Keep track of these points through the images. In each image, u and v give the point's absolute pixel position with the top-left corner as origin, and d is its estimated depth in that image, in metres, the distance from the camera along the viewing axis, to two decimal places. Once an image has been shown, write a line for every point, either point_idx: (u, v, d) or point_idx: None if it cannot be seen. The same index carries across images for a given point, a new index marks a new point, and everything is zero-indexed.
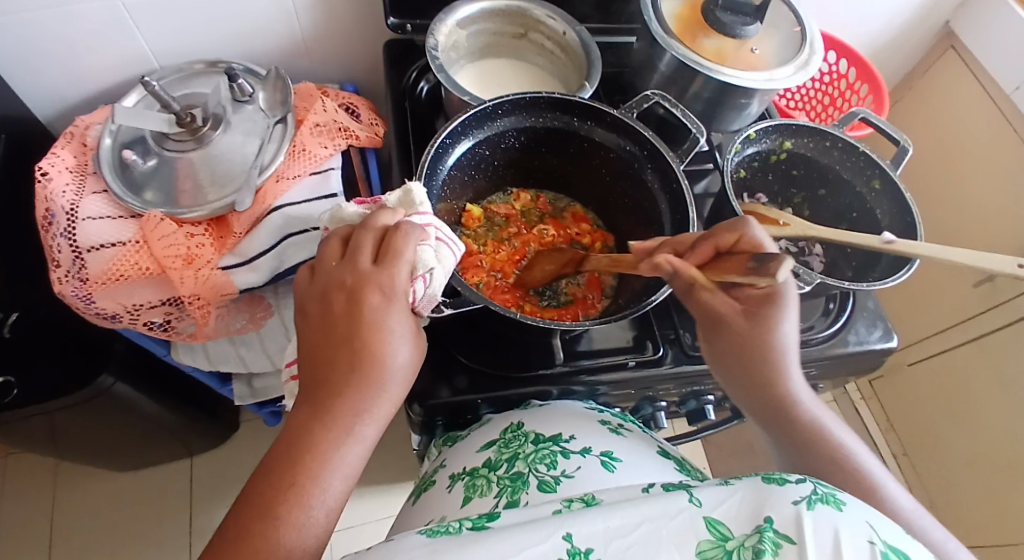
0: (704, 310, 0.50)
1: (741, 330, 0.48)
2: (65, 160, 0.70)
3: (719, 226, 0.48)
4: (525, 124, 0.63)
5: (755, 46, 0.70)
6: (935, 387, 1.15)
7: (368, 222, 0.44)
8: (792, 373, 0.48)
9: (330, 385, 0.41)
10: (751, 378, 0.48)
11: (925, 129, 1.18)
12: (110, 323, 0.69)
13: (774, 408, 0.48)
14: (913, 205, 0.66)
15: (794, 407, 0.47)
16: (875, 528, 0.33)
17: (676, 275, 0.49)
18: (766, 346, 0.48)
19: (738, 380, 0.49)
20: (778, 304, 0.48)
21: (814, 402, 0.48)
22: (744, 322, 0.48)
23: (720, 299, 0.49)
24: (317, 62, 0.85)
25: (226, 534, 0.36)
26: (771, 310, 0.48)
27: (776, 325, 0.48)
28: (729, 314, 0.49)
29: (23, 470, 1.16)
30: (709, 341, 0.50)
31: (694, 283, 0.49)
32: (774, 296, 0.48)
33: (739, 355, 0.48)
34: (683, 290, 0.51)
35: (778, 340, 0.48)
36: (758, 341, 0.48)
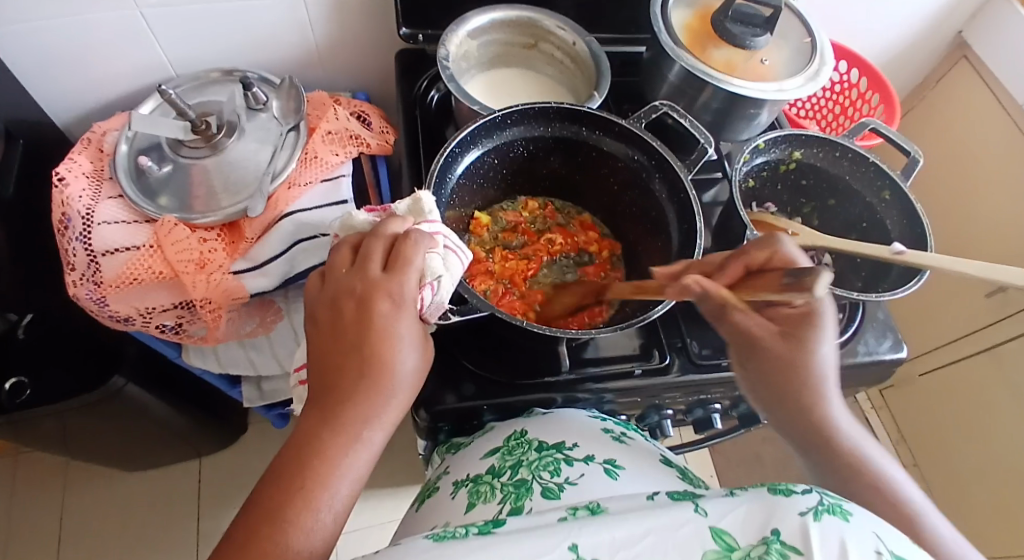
0: (740, 332, 0.47)
1: (781, 353, 0.46)
2: (82, 166, 0.71)
3: (752, 244, 0.47)
4: (534, 134, 0.64)
5: (764, 57, 0.71)
6: (947, 398, 1.13)
7: (378, 230, 0.45)
8: (830, 394, 0.47)
9: (339, 391, 0.41)
10: (783, 398, 0.47)
11: (937, 139, 1.17)
12: (123, 325, 0.70)
13: (806, 430, 0.46)
14: (923, 215, 0.66)
15: (830, 430, 0.46)
16: (883, 539, 0.33)
17: (707, 297, 0.46)
18: (803, 366, 0.46)
19: (770, 400, 0.48)
20: (818, 324, 0.46)
21: (850, 423, 0.47)
22: (782, 344, 0.47)
23: (756, 321, 0.47)
24: (329, 70, 0.86)
25: (234, 539, 0.36)
26: (809, 330, 0.46)
27: (815, 345, 0.46)
28: (765, 336, 0.47)
29: (34, 470, 1.17)
30: (743, 364, 0.48)
31: (727, 303, 0.46)
32: (814, 314, 0.46)
33: (772, 375, 0.47)
34: (713, 313, 0.47)
35: (816, 359, 0.46)
36: (795, 362, 0.46)
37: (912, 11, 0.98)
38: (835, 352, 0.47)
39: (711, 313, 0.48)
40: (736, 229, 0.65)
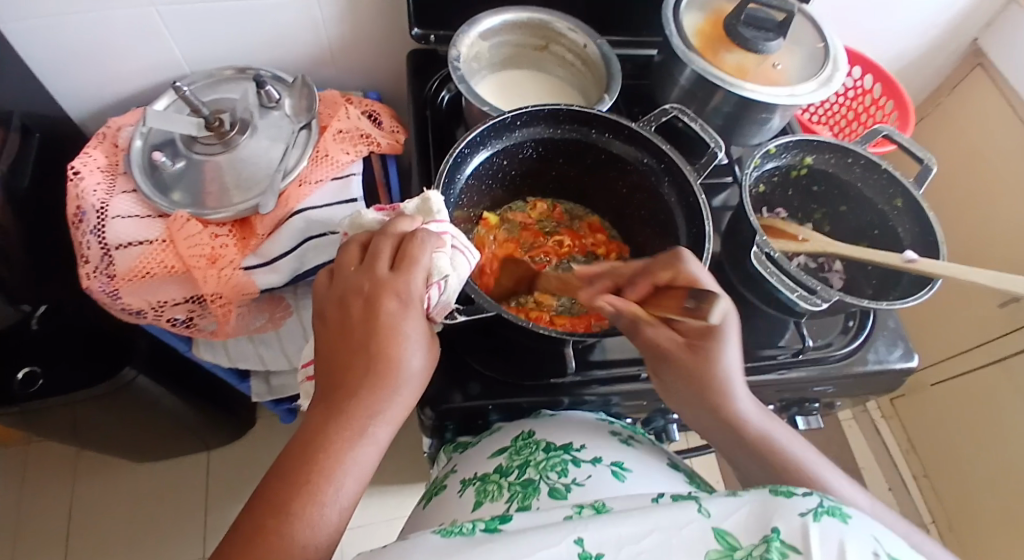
0: (648, 346, 0.49)
1: (684, 364, 0.47)
2: (97, 160, 0.72)
3: (658, 262, 0.50)
4: (543, 136, 0.64)
5: (777, 61, 0.70)
6: (957, 408, 1.12)
7: (387, 230, 0.46)
8: (741, 399, 0.47)
9: (345, 387, 0.41)
10: (702, 408, 0.47)
11: (952, 147, 1.16)
12: (135, 318, 0.71)
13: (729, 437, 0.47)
14: (935, 223, 0.65)
15: (747, 434, 0.46)
16: (880, 542, 0.33)
17: (620, 314, 0.50)
18: (711, 375, 0.47)
19: (691, 410, 0.48)
20: (716, 336, 0.47)
21: (760, 416, 0.47)
22: (687, 355, 0.48)
23: (661, 335, 0.49)
24: (342, 70, 0.87)
25: (241, 530, 0.36)
26: (710, 341, 0.47)
27: (718, 354, 0.47)
28: (672, 348, 0.48)
29: (45, 459, 1.19)
30: (658, 380, 0.50)
31: (638, 318, 0.50)
32: (712, 328, 0.47)
33: (684, 386, 0.48)
34: (627, 329, 0.51)
35: (721, 369, 0.47)
36: (701, 370, 0.47)
37: (927, 18, 0.97)
38: (739, 356, 0.48)
39: (625, 329, 0.51)
40: (744, 234, 0.64)
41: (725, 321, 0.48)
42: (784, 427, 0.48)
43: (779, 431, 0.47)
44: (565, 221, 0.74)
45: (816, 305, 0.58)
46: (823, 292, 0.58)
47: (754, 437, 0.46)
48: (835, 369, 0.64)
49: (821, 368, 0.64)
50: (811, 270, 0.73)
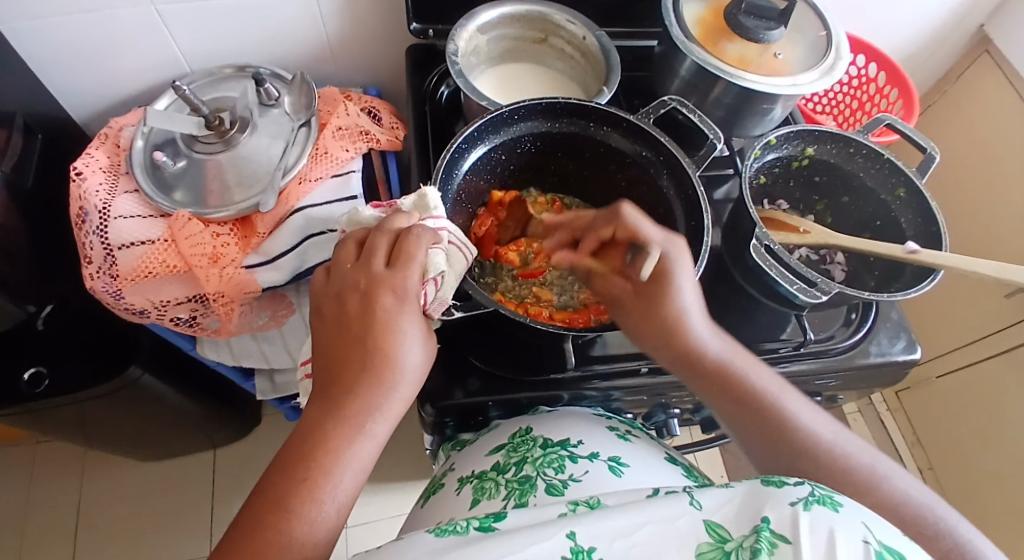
0: (604, 293, 0.55)
1: (635, 307, 0.52)
2: (98, 161, 0.73)
3: (600, 219, 0.55)
4: (541, 129, 0.64)
5: (779, 51, 0.69)
6: (962, 400, 1.11)
7: (383, 226, 0.46)
8: (700, 333, 0.50)
9: (342, 383, 0.41)
10: (665, 346, 0.50)
11: (958, 135, 1.15)
12: (138, 317, 0.72)
13: (695, 372, 0.50)
14: (938, 214, 0.64)
15: (710, 365, 0.49)
16: (871, 529, 0.34)
17: (576, 266, 0.56)
18: (666, 315, 0.50)
19: (657, 351, 0.51)
20: (667, 276, 0.50)
21: (723, 347, 0.50)
22: (639, 297, 0.52)
23: (614, 284, 0.54)
24: (342, 66, 0.87)
25: (240, 528, 0.36)
26: (661, 283, 0.50)
27: (672, 294, 0.50)
28: (625, 295, 0.52)
29: (55, 456, 1.21)
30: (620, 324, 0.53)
31: (592, 271, 0.55)
32: (660, 269, 0.50)
33: (645, 328, 0.51)
34: (585, 280, 0.56)
35: (676, 309, 0.50)
36: (656, 311, 0.50)
37: (932, 4, 0.96)
38: (694, 293, 0.51)
39: (584, 280, 0.57)
40: (744, 227, 0.64)
41: (673, 260, 0.51)
42: (742, 353, 0.51)
43: (739, 357, 0.50)
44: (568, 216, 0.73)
45: (816, 298, 0.57)
46: (823, 284, 0.57)
47: (716, 368, 0.49)
48: (837, 363, 0.64)
49: (823, 362, 0.64)
50: (812, 262, 0.72)
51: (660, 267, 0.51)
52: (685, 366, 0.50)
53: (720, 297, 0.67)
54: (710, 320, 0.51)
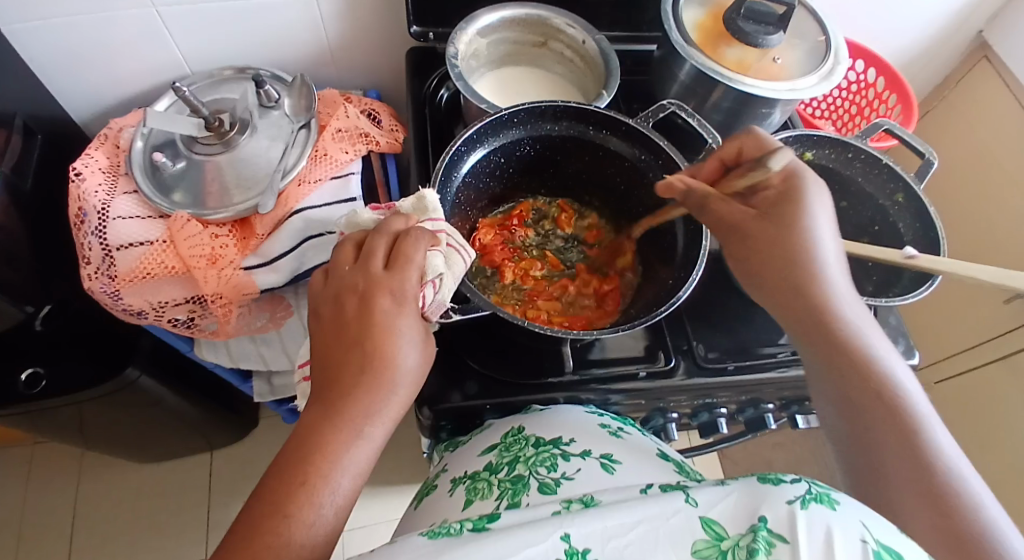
0: (719, 218, 0.51)
1: (760, 230, 0.48)
2: (98, 162, 0.73)
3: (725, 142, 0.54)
4: (540, 133, 0.64)
5: (778, 56, 0.69)
6: (960, 405, 1.11)
7: (381, 228, 0.46)
8: (826, 269, 0.47)
9: (340, 385, 0.41)
10: (786, 273, 0.47)
11: (957, 141, 1.15)
12: (137, 318, 0.71)
13: (810, 309, 0.46)
14: (937, 220, 0.65)
15: (829, 306, 0.46)
16: (869, 527, 0.34)
17: (692, 192, 0.52)
18: (795, 240, 0.47)
19: (769, 279, 0.48)
20: (800, 201, 0.48)
21: (850, 300, 0.47)
22: (765, 223, 0.48)
23: (735, 207, 0.50)
24: (342, 69, 0.87)
25: (239, 530, 0.36)
26: (792, 206, 0.48)
27: (802, 223, 0.47)
28: (746, 221, 0.49)
29: (51, 457, 1.20)
30: (732, 248, 0.50)
31: (710, 195, 0.51)
32: (792, 191, 0.48)
33: (763, 253, 0.48)
34: (697, 206, 0.52)
35: (806, 236, 0.47)
36: (783, 235, 0.47)
37: (932, 10, 0.96)
38: (832, 230, 0.48)
39: (695, 208, 0.52)
40: None
41: (810, 188, 0.48)
42: (862, 307, 0.47)
43: (857, 308, 0.47)
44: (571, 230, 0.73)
45: None
46: None
47: (832, 312, 0.46)
48: None
49: None
50: None
51: (795, 188, 0.48)
52: (797, 299, 0.47)
53: (718, 302, 0.68)
54: (842, 266, 0.48)
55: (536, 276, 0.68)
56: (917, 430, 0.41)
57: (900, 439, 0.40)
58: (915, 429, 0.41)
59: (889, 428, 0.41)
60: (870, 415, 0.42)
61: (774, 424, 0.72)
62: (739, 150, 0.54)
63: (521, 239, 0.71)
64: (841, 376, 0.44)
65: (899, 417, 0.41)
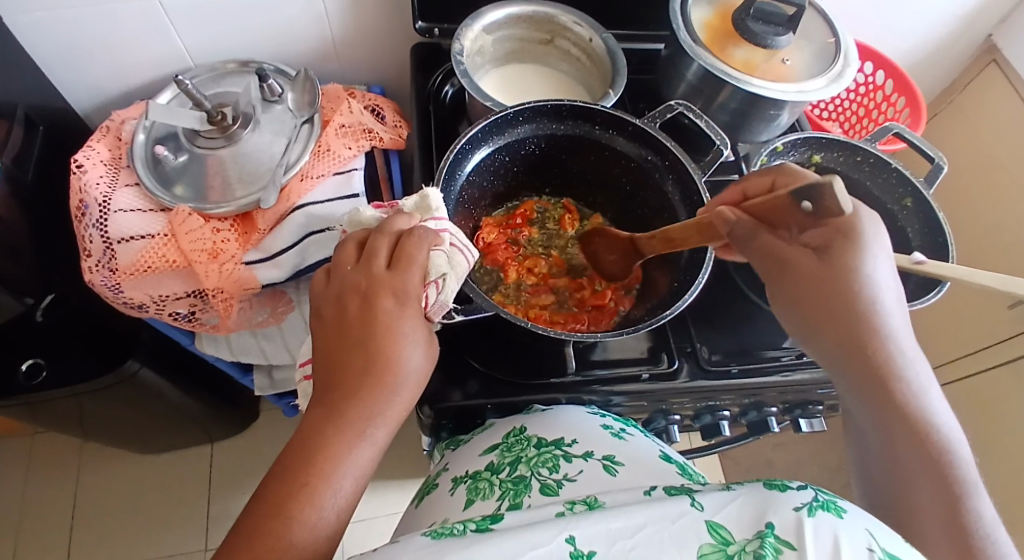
0: (768, 252, 0.45)
1: (814, 274, 0.43)
2: (99, 153, 0.73)
3: (750, 174, 0.50)
4: (546, 131, 0.63)
5: (786, 57, 0.69)
6: (962, 409, 1.10)
7: (384, 227, 0.45)
8: (886, 317, 0.42)
9: (343, 386, 0.41)
10: (838, 322, 0.43)
11: (965, 145, 1.14)
12: (137, 312, 0.71)
13: (863, 361, 0.42)
14: (945, 225, 0.64)
15: (891, 360, 0.42)
16: (875, 536, 0.34)
17: (737, 224, 0.46)
18: (851, 287, 0.42)
19: (818, 324, 0.44)
20: (858, 241, 0.42)
21: (912, 349, 0.43)
22: (817, 263, 0.43)
23: (787, 244, 0.45)
24: (346, 64, 0.86)
25: (239, 531, 0.36)
26: (847, 246, 0.42)
27: (859, 266, 0.42)
28: (796, 257, 0.44)
29: (51, 448, 1.20)
30: (777, 288, 0.45)
31: (758, 227, 0.45)
32: (848, 229, 0.42)
33: (813, 299, 0.43)
34: (743, 239, 0.46)
35: (863, 280, 0.42)
36: (839, 280, 0.42)
37: (941, 12, 0.95)
38: (888, 270, 0.43)
39: (739, 240, 0.46)
40: None
41: (867, 224, 0.43)
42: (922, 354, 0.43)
43: (915, 354, 0.42)
44: (575, 229, 0.72)
45: None
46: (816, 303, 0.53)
47: (893, 365, 0.42)
48: None
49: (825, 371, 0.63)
50: None
51: (852, 226, 0.42)
52: (849, 350, 0.43)
53: (722, 305, 0.68)
54: (901, 310, 0.43)
55: (539, 275, 0.68)
56: (965, 494, 0.39)
57: (946, 504, 0.39)
58: (964, 493, 0.39)
59: (935, 491, 0.40)
60: (917, 476, 0.40)
61: (777, 428, 0.72)
62: (770, 183, 0.48)
63: (525, 238, 0.70)
64: (891, 434, 0.41)
65: (949, 481, 0.40)
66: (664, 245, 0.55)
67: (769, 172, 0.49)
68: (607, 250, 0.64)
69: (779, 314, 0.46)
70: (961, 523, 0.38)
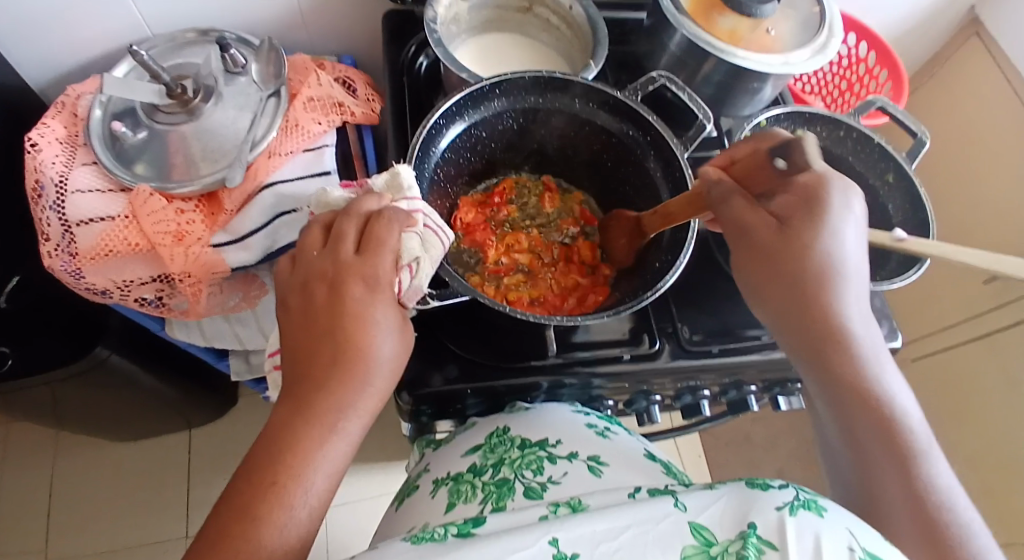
0: (735, 219, 0.45)
1: (773, 246, 0.43)
2: (55, 131, 0.68)
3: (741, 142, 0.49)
4: (523, 106, 0.61)
5: (772, 26, 0.66)
6: (937, 381, 1.12)
7: (351, 209, 0.43)
8: (843, 294, 0.43)
9: (312, 378, 0.39)
10: (789, 292, 0.43)
11: (945, 119, 1.14)
12: (101, 297, 0.68)
13: (808, 331, 0.43)
14: (927, 202, 0.63)
15: (844, 336, 0.42)
16: (855, 535, 0.34)
17: (715, 185, 0.47)
18: (806, 259, 0.42)
19: (768, 297, 0.44)
20: (821, 212, 0.42)
21: (865, 325, 0.43)
22: (773, 233, 0.43)
23: (754, 210, 0.45)
24: (314, 34, 0.82)
25: (207, 536, 0.34)
26: (811, 219, 0.42)
27: (818, 242, 0.42)
28: (758, 226, 0.44)
29: (25, 437, 1.17)
30: (739, 262, 0.46)
31: (736, 190, 0.45)
32: (815, 199, 0.43)
33: (772, 268, 0.43)
34: (717, 201, 0.46)
35: (819, 251, 0.42)
36: (794, 253, 0.42)
37: None
38: (851, 238, 0.43)
39: (713, 202, 0.47)
40: None
41: (837, 195, 0.43)
42: (874, 329, 0.44)
43: (866, 330, 0.43)
44: (555, 207, 0.70)
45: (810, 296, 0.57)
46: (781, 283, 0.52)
47: (849, 343, 0.42)
48: None
49: None
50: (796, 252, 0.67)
51: (819, 191, 0.43)
52: (799, 327, 0.43)
53: (704, 284, 0.67)
54: (858, 282, 0.44)
55: (520, 251, 0.67)
56: (916, 455, 0.40)
57: (898, 465, 0.40)
58: (914, 455, 0.40)
59: (891, 465, 0.40)
60: (872, 449, 0.40)
61: (756, 405, 0.72)
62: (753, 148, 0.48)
63: (506, 216, 0.69)
64: (842, 411, 0.42)
65: (902, 452, 0.40)
66: (662, 220, 0.54)
67: (752, 141, 0.49)
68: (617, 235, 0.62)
69: (737, 281, 0.47)
70: (914, 493, 0.39)
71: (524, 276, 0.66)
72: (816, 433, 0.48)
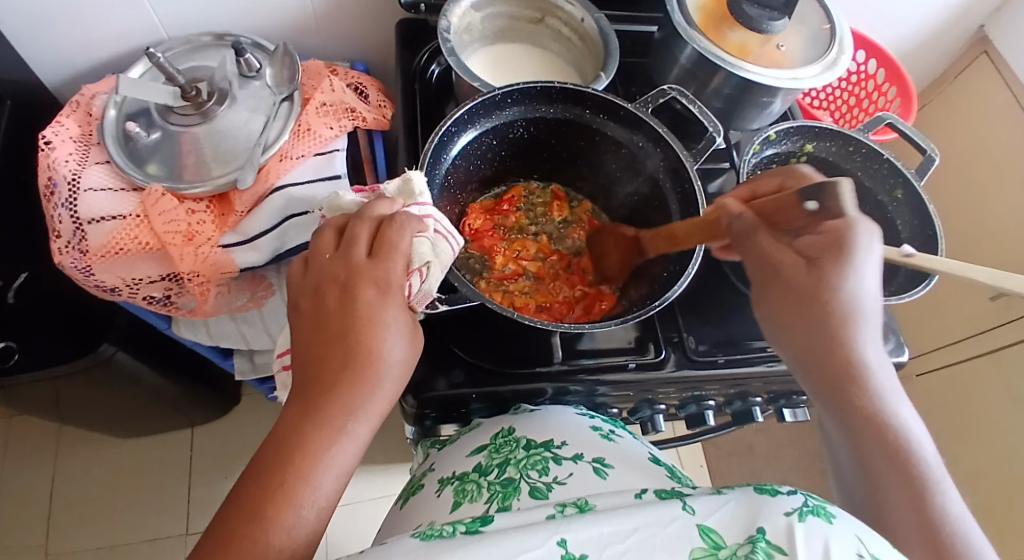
0: (760, 252, 0.46)
1: (800, 275, 0.44)
2: (69, 129, 0.69)
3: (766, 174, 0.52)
4: (534, 115, 0.61)
5: (781, 42, 0.67)
6: (943, 399, 1.11)
7: (364, 213, 0.43)
8: (861, 328, 0.43)
9: (322, 382, 0.39)
10: (809, 325, 0.43)
11: (953, 136, 1.14)
12: (110, 295, 0.68)
13: (824, 365, 0.43)
14: (935, 217, 0.64)
15: (861, 369, 0.42)
16: (864, 542, 0.34)
17: (738, 218, 0.48)
18: (830, 298, 0.42)
19: (785, 326, 0.44)
20: (847, 252, 0.43)
21: (880, 359, 0.43)
22: (806, 273, 0.44)
23: (783, 247, 0.45)
24: (327, 39, 0.83)
25: (215, 534, 0.34)
26: (838, 260, 0.43)
27: (842, 281, 0.42)
28: (787, 264, 0.45)
29: (26, 434, 1.17)
30: (761, 292, 0.46)
31: (758, 226, 0.47)
32: (844, 239, 0.43)
33: (795, 303, 0.44)
34: (742, 235, 0.48)
35: (846, 293, 0.43)
36: (821, 290, 0.43)
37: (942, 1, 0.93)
38: (873, 274, 0.43)
39: (737, 237, 0.48)
40: None
41: (862, 237, 0.43)
42: (889, 364, 0.44)
43: (881, 364, 0.43)
44: (563, 216, 0.71)
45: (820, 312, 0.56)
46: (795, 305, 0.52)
47: (864, 376, 0.42)
48: None
49: None
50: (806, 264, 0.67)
51: (847, 234, 0.43)
52: (814, 356, 0.43)
53: (711, 295, 0.67)
54: (877, 319, 0.44)
55: (527, 259, 0.67)
56: (931, 491, 0.39)
57: (909, 495, 0.39)
58: (929, 489, 0.39)
59: (905, 496, 0.39)
60: (885, 478, 0.40)
61: (760, 416, 0.72)
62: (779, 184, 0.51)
63: (514, 222, 0.69)
64: (855, 441, 0.42)
65: (915, 483, 0.39)
66: (667, 243, 0.55)
67: (781, 176, 0.51)
68: (609, 251, 0.64)
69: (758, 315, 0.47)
70: (930, 523, 0.38)
71: (529, 283, 0.66)
72: (829, 465, 0.47)
